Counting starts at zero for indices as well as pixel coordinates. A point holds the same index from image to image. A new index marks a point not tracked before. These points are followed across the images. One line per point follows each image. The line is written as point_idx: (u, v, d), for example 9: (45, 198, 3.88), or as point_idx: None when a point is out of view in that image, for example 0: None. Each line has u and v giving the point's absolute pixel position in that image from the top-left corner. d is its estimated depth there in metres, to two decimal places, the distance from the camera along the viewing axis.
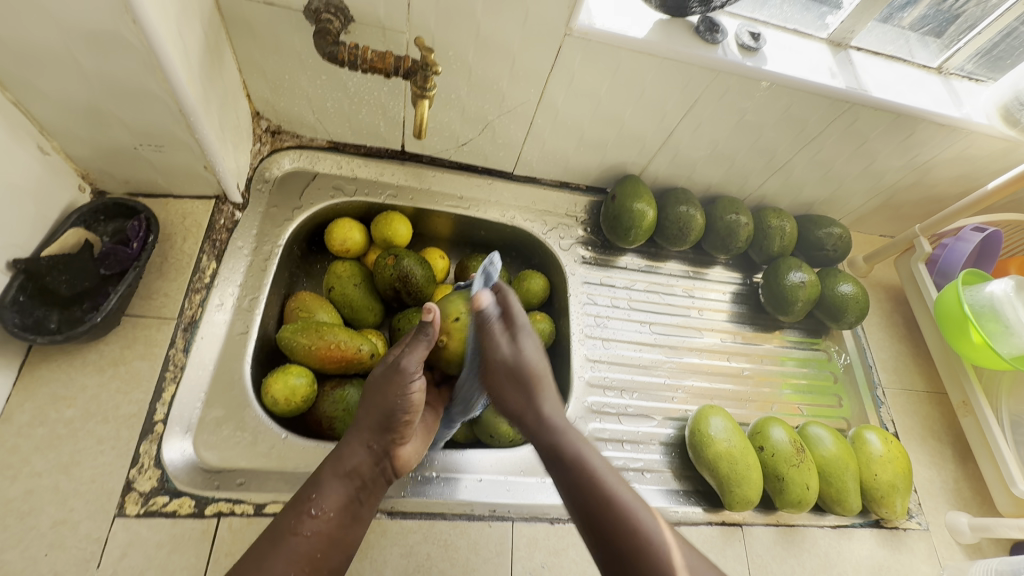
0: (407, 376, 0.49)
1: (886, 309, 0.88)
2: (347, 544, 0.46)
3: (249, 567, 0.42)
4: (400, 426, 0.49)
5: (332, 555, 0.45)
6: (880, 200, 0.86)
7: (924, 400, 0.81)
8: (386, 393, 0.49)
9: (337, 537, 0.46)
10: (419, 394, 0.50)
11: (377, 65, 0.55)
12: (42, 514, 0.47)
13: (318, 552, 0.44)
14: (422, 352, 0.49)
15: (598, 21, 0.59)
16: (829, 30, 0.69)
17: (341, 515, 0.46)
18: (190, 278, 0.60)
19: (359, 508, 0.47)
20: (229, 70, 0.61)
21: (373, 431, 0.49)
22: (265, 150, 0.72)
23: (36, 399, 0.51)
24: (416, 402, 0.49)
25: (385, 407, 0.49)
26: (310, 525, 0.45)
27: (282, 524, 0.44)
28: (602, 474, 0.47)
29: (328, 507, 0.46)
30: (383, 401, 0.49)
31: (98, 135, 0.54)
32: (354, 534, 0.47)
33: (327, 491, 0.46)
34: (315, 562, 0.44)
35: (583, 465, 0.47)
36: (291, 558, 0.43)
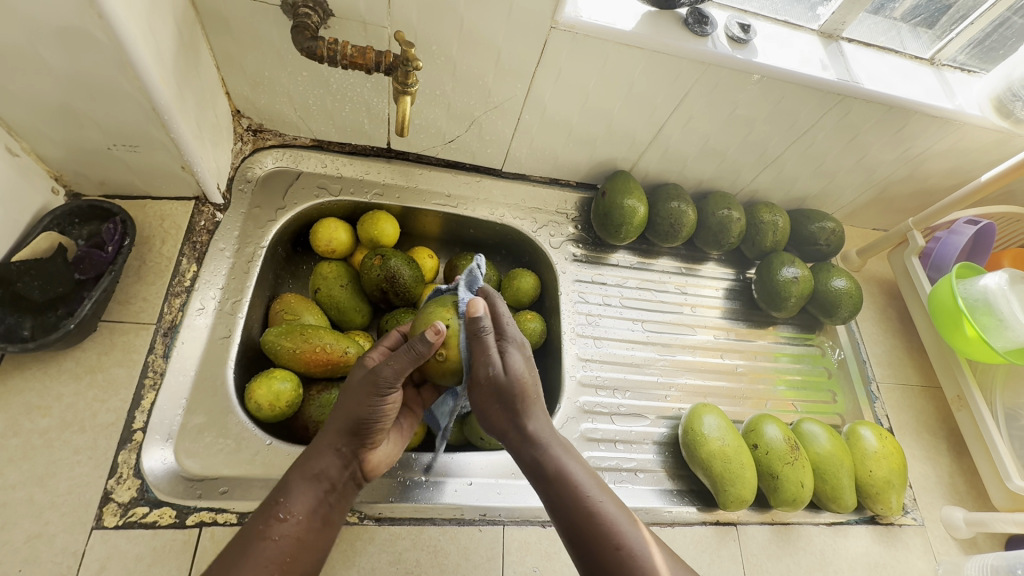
0: (381, 383, 0.47)
1: (880, 304, 0.87)
2: (317, 549, 0.45)
3: (215, 573, 0.41)
4: (371, 431, 0.48)
5: (302, 560, 0.44)
6: (873, 193, 0.85)
7: (918, 394, 0.80)
8: (358, 398, 0.47)
9: (307, 540, 0.45)
10: (393, 402, 0.48)
11: (357, 60, 0.53)
12: (16, 527, 0.46)
13: (289, 556, 0.43)
14: (404, 364, 0.47)
15: (585, 14, 0.57)
16: (820, 21, 0.68)
17: (311, 518, 0.45)
18: (170, 282, 0.59)
19: (329, 512, 0.47)
20: (206, 67, 0.59)
21: (343, 434, 0.48)
22: (247, 149, 0.70)
23: (10, 409, 0.50)
24: (389, 410, 0.48)
25: (356, 412, 0.47)
26: (279, 528, 0.43)
27: (251, 527, 0.43)
28: (584, 484, 0.47)
29: (297, 511, 0.45)
30: (356, 405, 0.47)
31: (69, 136, 0.52)
32: (324, 537, 0.46)
33: (296, 494, 0.45)
34: (284, 567, 0.43)
35: (566, 478, 0.47)
36: (260, 563, 0.42)
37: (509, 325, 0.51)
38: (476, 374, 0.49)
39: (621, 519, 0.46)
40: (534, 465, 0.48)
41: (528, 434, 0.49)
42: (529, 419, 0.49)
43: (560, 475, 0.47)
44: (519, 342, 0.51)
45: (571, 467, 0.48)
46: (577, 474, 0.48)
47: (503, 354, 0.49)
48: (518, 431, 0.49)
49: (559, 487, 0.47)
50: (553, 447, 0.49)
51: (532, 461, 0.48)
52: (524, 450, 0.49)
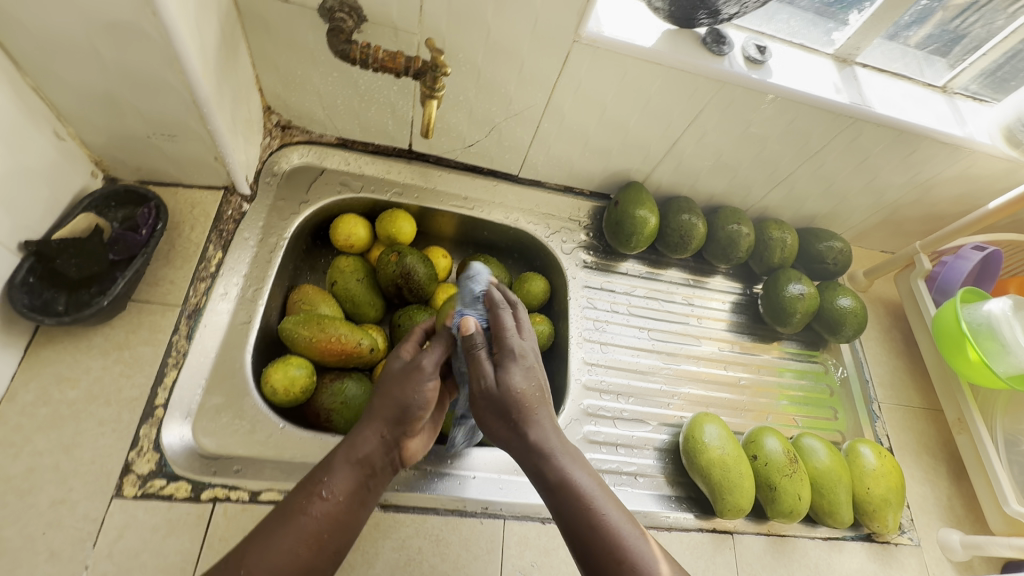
0: (425, 374, 0.49)
1: (885, 325, 0.87)
2: (353, 528, 0.47)
3: (255, 543, 0.43)
4: (414, 421, 0.49)
5: (338, 537, 0.45)
6: (882, 216, 0.86)
7: (920, 416, 0.81)
8: (404, 385, 0.49)
9: (344, 520, 0.46)
10: (434, 393, 0.50)
11: (387, 64, 0.56)
12: (42, 492, 0.48)
13: (326, 533, 0.45)
14: (442, 353, 0.51)
15: (607, 30, 0.60)
16: (836, 46, 0.69)
17: (350, 499, 0.46)
18: (196, 267, 0.61)
19: (367, 495, 0.48)
20: (243, 65, 0.62)
21: (386, 423, 0.49)
22: (275, 144, 0.73)
23: (41, 379, 0.52)
24: (431, 401, 0.50)
25: (400, 399, 0.49)
26: (318, 506, 0.45)
27: (292, 502, 0.45)
28: (591, 494, 0.45)
29: (337, 491, 0.46)
30: (401, 395, 0.49)
31: (112, 122, 0.55)
32: (360, 518, 0.47)
33: (338, 475, 0.46)
34: (322, 541, 0.44)
35: (572, 486, 0.45)
36: (299, 536, 0.43)
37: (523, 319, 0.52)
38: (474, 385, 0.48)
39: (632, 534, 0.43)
40: (537, 474, 0.46)
41: (532, 444, 0.46)
42: (532, 429, 0.46)
43: (567, 484, 0.45)
44: (521, 355, 0.48)
45: (578, 475, 0.45)
46: (583, 482, 0.45)
47: (499, 369, 0.47)
48: (518, 430, 0.46)
49: (565, 496, 0.45)
50: (557, 454, 0.46)
51: (535, 469, 0.46)
52: (528, 459, 0.46)
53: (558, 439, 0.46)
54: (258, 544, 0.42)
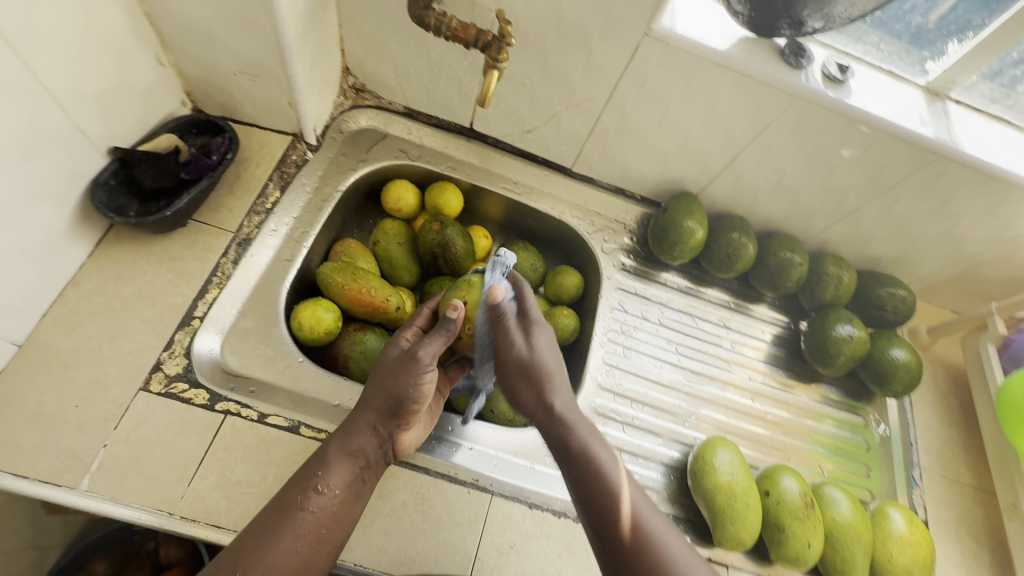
0: (420, 365, 0.50)
1: (943, 390, 0.80)
2: (349, 520, 0.49)
3: (255, 541, 0.44)
4: (408, 413, 0.51)
5: (335, 530, 0.47)
6: (958, 271, 0.79)
7: (969, 495, 0.72)
8: (398, 377, 0.51)
9: (341, 513, 0.48)
10: (428, 385, 0.52)
11: (459, 34, 0.57)
12: (83, 370, 0.52)
13: (324, 528, 0.47)
14: (438, 345, 0.52)
15: (681, 27, 0.59)
16: (928, 77, 0.65)
17: (346, 492, 0.48)
18: (254, 200, 0.66)
19: (362, 487, 0.50)
20: (330, 23, 0.66)
21: (380, 416, 0.51)
22: (347, 104, 0.77)
23: (103, 273, 0.57)
24: (425, 393, 0.52)
25: (394, 392, 0.50)
26: (314, 501, 0.47)
27: (288, 499, 0.47)
28: (606, 465, 0.49)
29: (334, 485, 0.48)
30: (395, 389, 0.50)
31: (206, 56, 0.60)
32: (355, 510, 0.49)
33: (332, 468, 0.48)
34: (320, 536, 0.46)
35: (589, 456, 0.50)
36: (298, 533, 0.45)
37: (533, 310, 0.55)
38: (503, 353, 0.55)
39: (642, 508, 0.48)
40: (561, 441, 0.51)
41: (553, 410, 0.52)
42: (556, 396, 0.53)
43: (585, 454, 0.50)
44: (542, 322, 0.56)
45: (595, 447, 0.51)
46: (601, 454, 0.50)
47: (527, 337, 0.54)
48: (545, 409, 0.53)
49: (581, 464, 0.50)
50: (580, 427, 0.52)
51: (558, 437, 0.51)
52: (551, 426, 0.52)
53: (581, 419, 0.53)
54: (258, 543, 0.44)
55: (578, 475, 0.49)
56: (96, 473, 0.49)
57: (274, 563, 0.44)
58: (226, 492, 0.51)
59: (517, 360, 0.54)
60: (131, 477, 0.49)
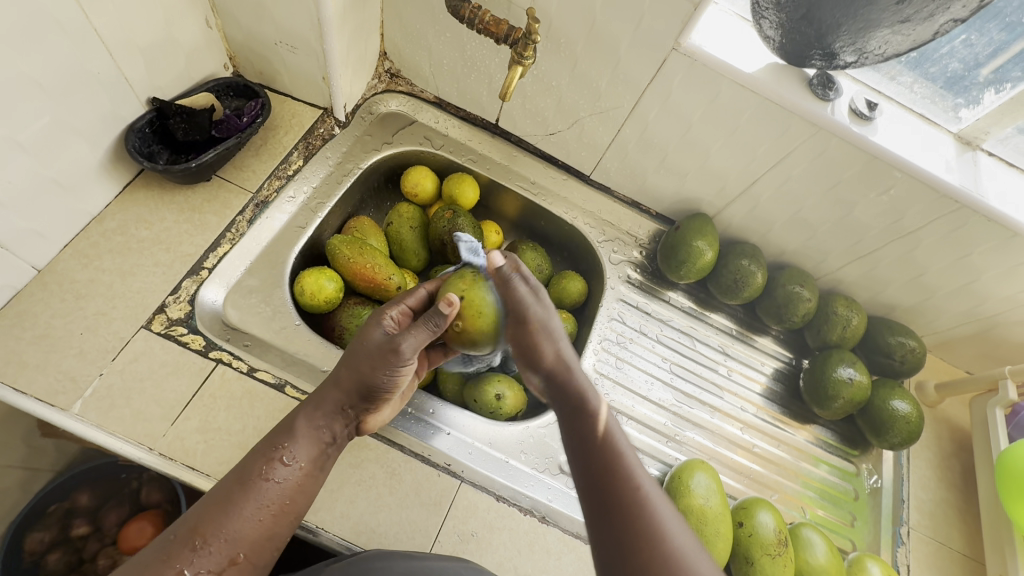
0: (401, 355, 0.50)
1: (945, 450, 0.76)
2: (310, 494, 0.49)
3: (215, 507, 0.43)
4: (379, 396, 0.52)
5: (299, 503, 0.47)
6: (974, 329, 0.76)
7: (957, 561, 0.69)
8: (376, 364, 0.50)
9: (305, 486, 0.48)
10: (404, 372, 0.51)
11: (490, 28, 0.59)
12: (92, 301, 0.55)
13: (287, 500, 0.46)
14: (423, 337, 0.51)
15: (709, 46, 0.59)
16: (961, 125, 0.63)
17: (312, 466, 0.49)
18: (277, 166, 0.68)
19: (327, 462, 0.50)
20: (372, 7, 0.69)
21: (352, 395, 0.51)
22: (380, 88, 0.80)
23: (126, 214, 0.60)
24: (398, 378, 0.52)
25: (368, 376, 0.50)
26: (281, 473, 0.46)
27: (250, 469, 0.46)
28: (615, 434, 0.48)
29: (300, 459, 0.48)
30: (370, 373, 0.50)
31: (251, 24, 0.63)
32: (317, 484, 0.49)
33: (300, 442, 0.48)
34: (283, 508, 0.46)
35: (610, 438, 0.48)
36: (261, 503, 0.45)
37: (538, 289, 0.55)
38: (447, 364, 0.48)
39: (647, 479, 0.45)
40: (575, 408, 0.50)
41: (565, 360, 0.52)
42: (566, 349, 0.53)
43: (596, 419, 0.49)
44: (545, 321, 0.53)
45: (618, 435, 0.48)
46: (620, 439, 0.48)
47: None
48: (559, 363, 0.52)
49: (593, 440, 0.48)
50: (593, 390, 0.51)
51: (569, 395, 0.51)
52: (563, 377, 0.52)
53: (595, 397, 0.51)
54: (217, 510, 0.43)
55: (586, 439, 0.48)
56: (89, 399, 0.51)
57: (235, 532, 0.43)
58: (206, 436, 0.52)
59: (535, 319, 0.53)
60: (119, 407, 0.52)
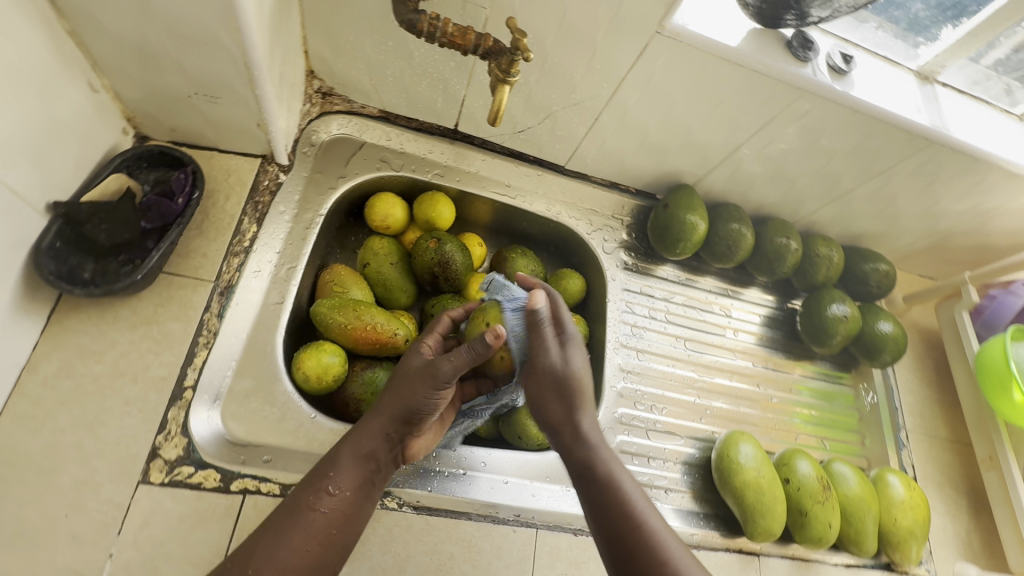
0: (439, 377, 0.45)
1: (919, 352, 0.86)
2: (359, 524, 0.46)
3: (264, 541, 0.41)
4: (422, 419, 0.48)
5: (345, 533, 0.44)
6: (931, 242, 0.84)
7: (947, 448, 0.80)
8: (414, 385, 0.46)
9: (352, 515, 0.45)
10: (445, 394, 0.47)
11: (456, 40, 0.51)
12: (64, 472, 0.45)
13: (333, 529, 0.44)
14: (463, 362, 0.46)
15: (692, 24, 0.55)
16: (920, 61, 0.66)
17: (357, 495, 0.45)
18: (230, 239, 0.58)
19: (372, 490, 0.47)
20: (293, 24, 0.57)
21: (393, 418, 0.47)
22: (314, 112, 0.68)
23: (64, 350, 0.48)
24: (439, 399, 0.47)
25: (411, 398, 0.46)
26: (327, 502, 0.44)
27: (300, 497, 0.44)
28: (633, 499, 0.45)
29: (345, 486, 0.45)
30: (409, 393, 0.46)
31: (152, 78, 0.50)
32: (365, 514, 0.46)
33: (344, 469, 0.45)
34: (329, 538, 0.43)
35: (616, 488, 0.45)
36: (308, 532, 0.42)
37: (568, 323, 0.51)
38: (534, 362, 0.49)
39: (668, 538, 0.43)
40: (585, 465, 0.47)
41: (580, 430, 0.48)
42: (585, 416, 0.48)
43: (611, 484, 0.45)
44: (577, 338, 0.51)
45: (621, 477, 0.46)
46: (626, 485, 0.46)
47: (562, 349, 0.49)
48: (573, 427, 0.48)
49: (608, 494, 0.45)
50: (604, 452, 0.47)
51: (581, 462, 0.47)
52: (574, 449, 0.47)
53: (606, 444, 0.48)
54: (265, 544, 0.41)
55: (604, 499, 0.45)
56: None
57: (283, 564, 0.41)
58: None
59: (549, 370, 0.48)
60: None
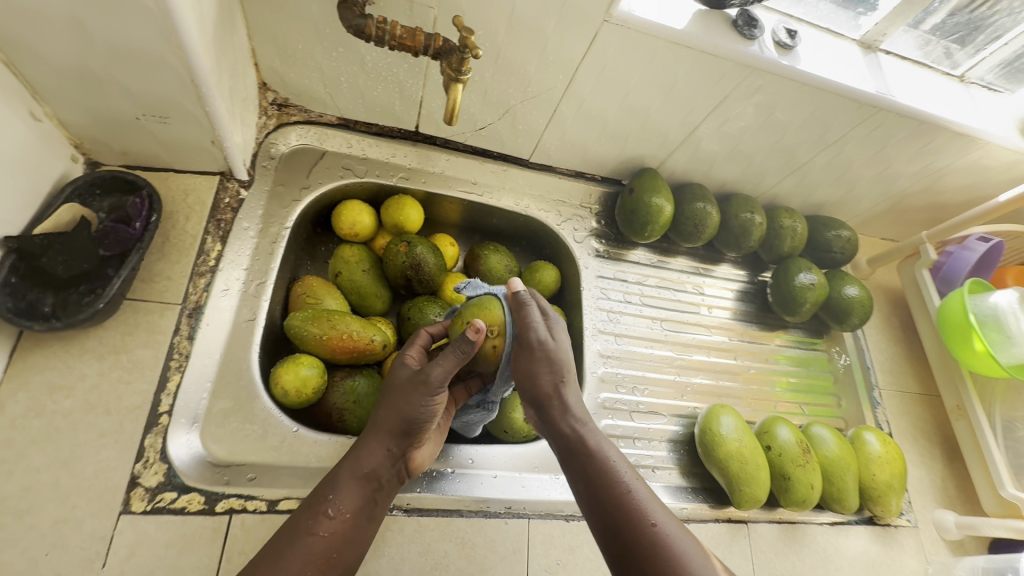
0: (433, 385, 0.46)
1: (885, 312, 0.89)
2: (361, 545, 0.44)
3: (261, 567, 0.40)
4: (421, 432, 0.48)
5: (347, 555, 0.43)
6: (888, 204, 0.86)
7: (918, 402, 0.83)
8: (410, 399, 0.46)
9: (353, 537, 0.44)
10: (440, 403, 0.48)
11: (406, 42, 0.50)
12: (42, 511, 0.44)
13: (334, 552, 0.42)
14: (452, 365, 0.47)
15: (638, 10, 0.56)
16: (861, 31, 0.68)
17: (359, 515, 0.44)
18: (195, 260, 0.57)
19: (374, 509, 0.46)
20: (239, 37, 0.56)
21: (391, 434, 0.47)
22: (271, 124, 0.67)
23: (31, 388, 0.47)
24: (436, 410, 0.48)
25: (408, 412, 0.46)
26: (327, 525, 0.42)
27: (297, 522, 0.42)
28: (619, 468, 0.45)
29: (344, 508, 0.44)
30: (406, 407, 0.46)
31: (97, 103, 0.49)
32: (368, 535, 0.45)
33: (343, 491, 0.44)
34: (330, 562, 0.42)
35: (600, 455, 0.46)
36: (308, 557, 0.41)
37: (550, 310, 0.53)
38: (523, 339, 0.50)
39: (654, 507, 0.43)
40: (569, 437, 0.47)
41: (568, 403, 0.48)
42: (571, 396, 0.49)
43: (595, 453, 0.46)
44: (545, 344, 0.49)
45: (606, 449, 0.46)
46: (612, 454, 0.46)
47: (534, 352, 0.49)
48: (560, 400, 0.48)
49: (592, 462, 0.45)
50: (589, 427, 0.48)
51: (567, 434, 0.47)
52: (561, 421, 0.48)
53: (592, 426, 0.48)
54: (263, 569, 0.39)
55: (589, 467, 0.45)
56: None
57: None
58: None
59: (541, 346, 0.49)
60: None
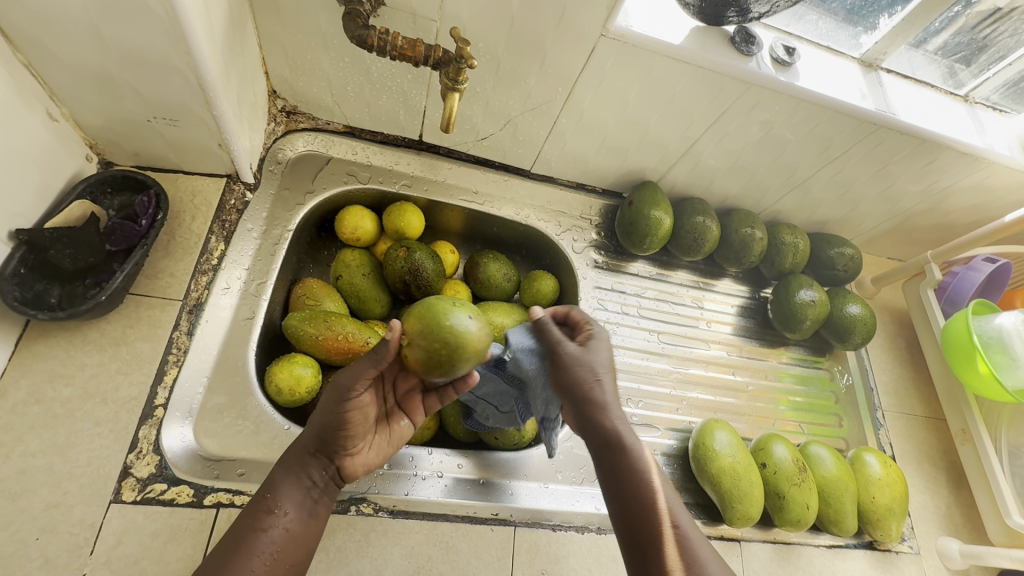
0: (349, 390, 0.45)
1: (890, 333, 0.88)
2: (308, 541, 0.45)
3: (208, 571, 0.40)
4: (352, 434, 0.47)
5: (292, 552, 0.43)
6: (893, 223, 0.86)
7: (922, 424, 0.81)
8: (330, 404, 0.46)
9: (297, 534, 0.44)
10: (364, 406, 0.47)
11: (406, 52, 0.52)
12: (35, 496, 0.45)
13: (279, 548, 0.42)
14: (369, 369, 0.45)
15: (635, 25, 0.57)
16: (862, 50, 0.68)
17: (298, 511, 0.44)
18: (197, 259, 0.58)
19: (316, 506, 0.46)
20: (250, 45, 0.58)
21: (322, 437, 0.46)
22: (280, 131, 0.70)
23: (33, 376, 0.49)
24: (361, 413, 0.47)
25: (332, 415, 0.46)
26: (267, 522, 0.43)
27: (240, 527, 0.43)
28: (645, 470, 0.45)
29: (283, 506, 0.44)
30: (327, 411, 0.46)
31: (111, 105, 0.51)
32: (314, 530, 0.45)
33: (281, 490, 0.44)
34: (276, 558, 0.42)
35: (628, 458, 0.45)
36: (252, 555, 0.41)
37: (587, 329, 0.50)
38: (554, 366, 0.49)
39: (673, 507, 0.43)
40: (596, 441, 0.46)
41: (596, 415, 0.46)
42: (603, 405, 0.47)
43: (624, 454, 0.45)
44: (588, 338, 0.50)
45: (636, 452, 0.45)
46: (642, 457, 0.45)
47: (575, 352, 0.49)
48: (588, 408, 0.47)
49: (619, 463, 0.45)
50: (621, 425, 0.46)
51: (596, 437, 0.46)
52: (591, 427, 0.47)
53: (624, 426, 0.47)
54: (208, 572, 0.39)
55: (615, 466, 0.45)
56: None
57: None
58: None
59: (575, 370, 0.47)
60: None
